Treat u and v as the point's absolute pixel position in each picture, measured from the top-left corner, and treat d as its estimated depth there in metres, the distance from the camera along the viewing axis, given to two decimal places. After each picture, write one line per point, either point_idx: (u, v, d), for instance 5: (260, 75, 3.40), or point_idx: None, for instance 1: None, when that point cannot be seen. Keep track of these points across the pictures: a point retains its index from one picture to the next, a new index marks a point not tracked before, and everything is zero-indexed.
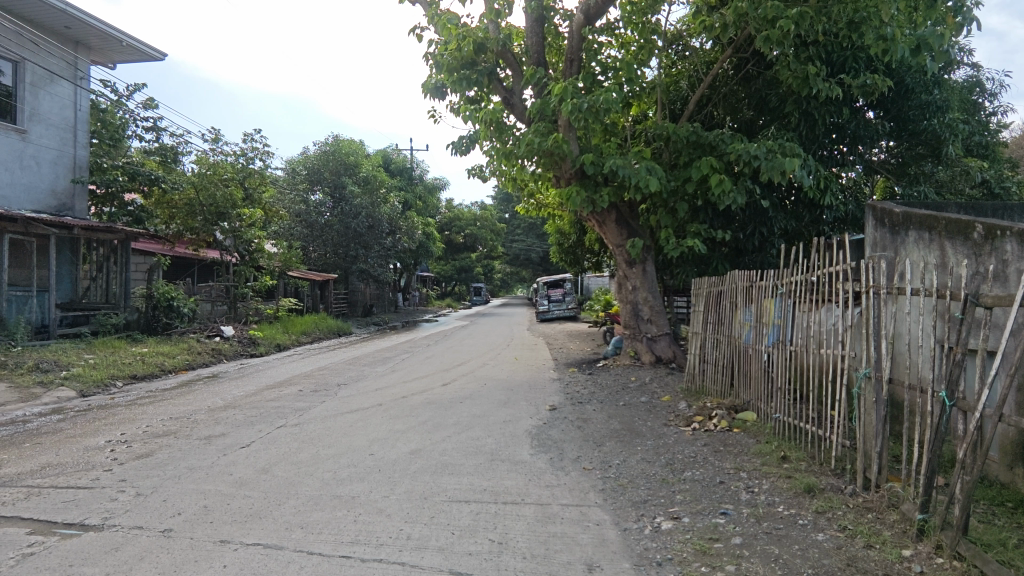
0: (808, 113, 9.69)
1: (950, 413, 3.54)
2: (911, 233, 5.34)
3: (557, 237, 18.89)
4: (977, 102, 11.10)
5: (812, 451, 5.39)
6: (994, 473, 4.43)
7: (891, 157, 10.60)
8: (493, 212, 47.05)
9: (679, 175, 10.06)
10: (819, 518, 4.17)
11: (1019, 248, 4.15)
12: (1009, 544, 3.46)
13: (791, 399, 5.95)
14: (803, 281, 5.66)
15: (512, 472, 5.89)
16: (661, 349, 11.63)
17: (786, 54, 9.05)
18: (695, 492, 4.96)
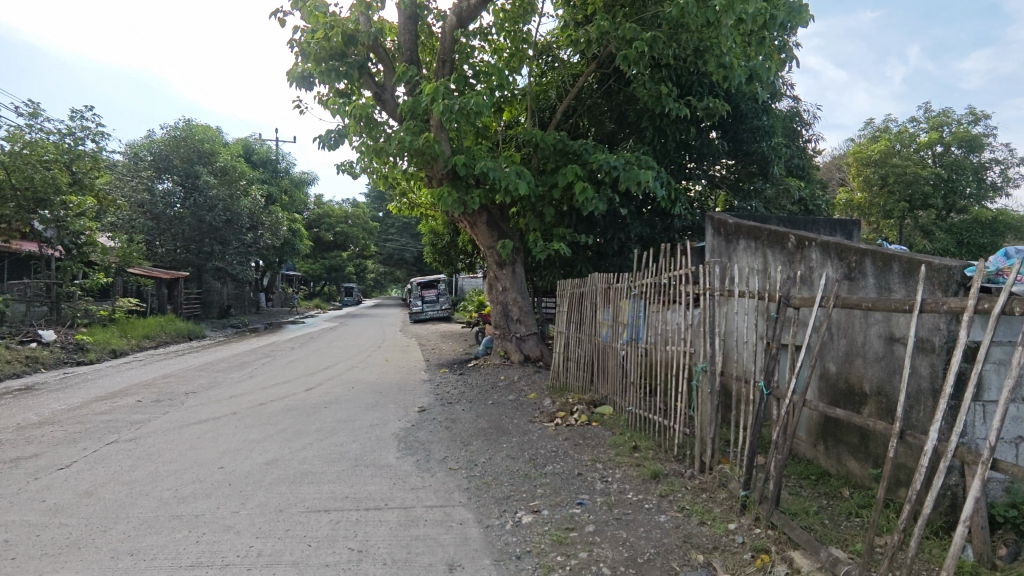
0: (661, 130, 10.54)
1: (767, 400, 4.03)
2: (741, 241, 6.04)
3: (430, 237, 18.79)
4: (797, 129, 12.76)
5: (658, 440, 5.88)
6: (802, 451, 5.14)
7: (729, 174, 11.88)
8: (365, 210, 45.61)
9: (547, 181, 10.46)
10: (662, 501, 4.55)
11: (822, 257, 4.84)
12: (810, 511, 4.02)
13: (642, 393, 6.43)
14: (653, 282, 6.16)
15: (376, 477, 5.74)
16: (529, 348, 11.97)
17: (642, 74, 9.78)
18: (554, 485, 5.17)
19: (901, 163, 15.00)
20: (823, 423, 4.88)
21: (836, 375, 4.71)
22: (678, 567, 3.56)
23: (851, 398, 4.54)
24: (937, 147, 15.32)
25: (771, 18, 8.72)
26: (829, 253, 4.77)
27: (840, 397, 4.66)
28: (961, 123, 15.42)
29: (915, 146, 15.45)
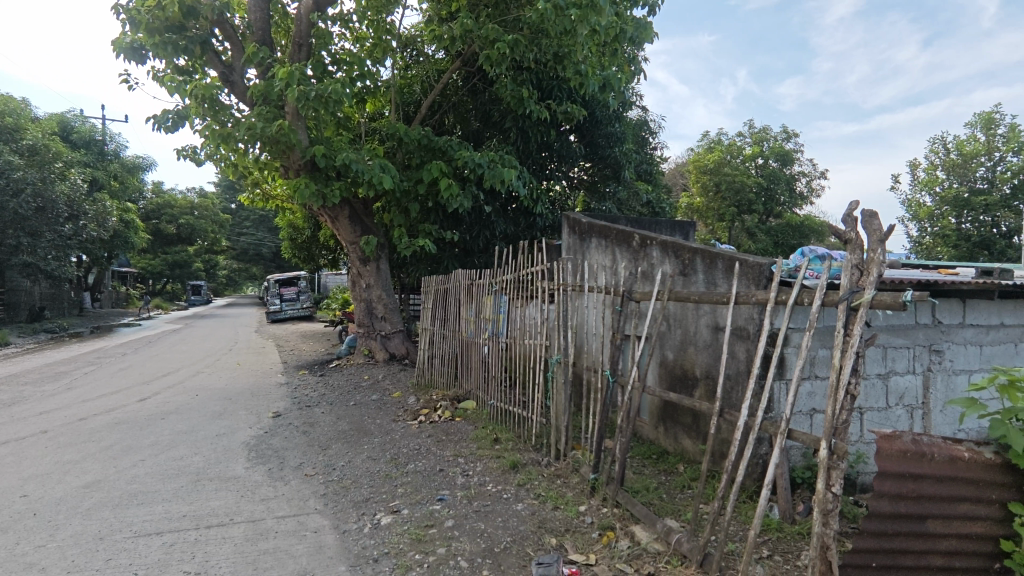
0: (523, 130, 10.87)
1: (613, 387, 4.33)
2: (593, 239, 6.43)
3: (288, 232, 17.67)
4: (646, 137, 13.83)
5: (518, 431, 6.08)
6: (645, 432, 5.61)
7: (586, 176, 12.57)
8: (213, 201, 41.67)
9: (412, 176, 10.31)
10: (519, 489, 4.71)
11: (661, 254, 5.30)
12: (650, 487, 4.39)
13: (503, 387, 6.60)
14: (512, 278, 6.33)
15: (221, 491, 5.28)
16: (395, 346, 11.72)
17: (504, 75, 9.99)
18: (415, 483, 5.13)
19: (731, 172, 16.88)
20: (662, 407, 5.37)
21: (673, 361, 5.19)
22: (532, 553, 3.70)
23: (685, 382, 5.03)
24: (759, 159, 17.43)
25: (622, 31, 9.43)
26: (667, 251, 5.23)
27: (677, 382, 5.14)
28: (777, 139, 17.69)
29: (742, 157, 17.46)
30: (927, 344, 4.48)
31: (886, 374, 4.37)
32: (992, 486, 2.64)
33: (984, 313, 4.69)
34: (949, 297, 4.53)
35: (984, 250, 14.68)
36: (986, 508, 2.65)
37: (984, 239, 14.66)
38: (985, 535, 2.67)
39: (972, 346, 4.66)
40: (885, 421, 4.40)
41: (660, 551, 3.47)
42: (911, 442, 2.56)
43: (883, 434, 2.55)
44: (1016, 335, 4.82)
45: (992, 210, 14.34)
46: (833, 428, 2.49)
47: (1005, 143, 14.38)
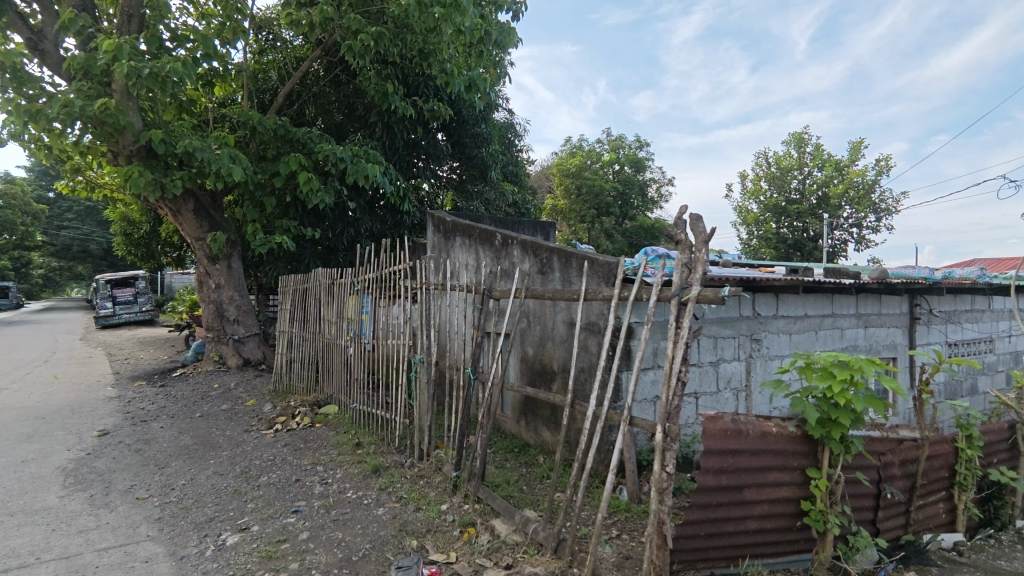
0: (388, 126, 10.61)
1: (474, 385, 4.38)
2: (457, 238, 6.48)
3: (121, 226, 15.65)
4: (512, 139, 14.13)
5: (381, 433, 5.93)
6: (508, 427, 5.77)
7: (454, 174, 12.61)
8: (23, 187, 35.65)
9: (267, 168, 9.60)
10: (381, 494, 4.59)
11: (521, 254, 5.47)
12: (510, 480, 4.51)
13: (367, 389, 6.41)
14: (374, 278, 6.14)
15: (26, 526, 4.52)
16: (250, 351, 10.86)
17: (367, 68, 9.64)
18: (268, 497, 4.78)
19: (591, 176, 17.94)
20: (523, 402, 5.56)
21: (533, 357, 5.39)
22: (392, 557, 3.61)
23: (544, 376, 5.24)
24: (615, 165, 18.60)
25: (486, 34, 9.59)
26: (526, 251, 5.41)
27: (536, 377, 5.35)
28: (631, 147, 19.05)
29: (600, 163, 18.54)
30: (748, 334, 5.09)
31: (716, 361, 4.89)
32: (794, 454, 3.05)
33: (792, 306, 5.42)
34: (765, 291, 5.17)
35: (797, 251, 17.03)
36: (790, 475, 3.06)
37: (797, 242, 17.00)
38: (789, 498, 3.07)
39: (783, 335, 5.36)
40: (715, 403, 4.92)
41: (518, 542, 3.56)
42: (731, 422, 2.89)
43: (709, 415, 2.84)
44: (816, 324, 5.63)
45: (802, 217, 16.70)
46: (668, 412, 2.71)
47: (812, 160, 16.79)
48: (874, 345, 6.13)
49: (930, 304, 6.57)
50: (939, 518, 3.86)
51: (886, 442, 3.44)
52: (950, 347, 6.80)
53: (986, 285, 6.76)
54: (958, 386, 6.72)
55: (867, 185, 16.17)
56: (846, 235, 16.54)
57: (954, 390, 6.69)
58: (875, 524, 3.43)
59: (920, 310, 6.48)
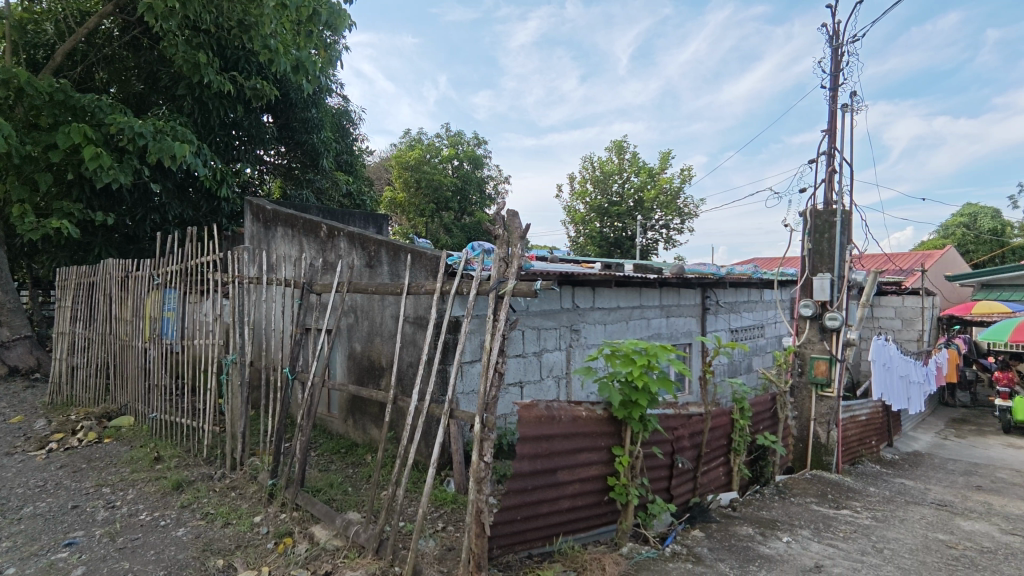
0: (201, 101, 9.46)
1: (293, 385, 4.10)
2: (279, 228, 6.03)
3: None
4: (348, 127, 13.30)
5: (187, 445, 5.31)
6: (336, 426, 5.54)
7: (281, 160, 11.77)
8: None
9: (40, 138, 8.01)
10: (182, 512, 4.10)
11: (348, 246, 5.25)
12: (334, 483, 4.30)
13: (169, 395, 5.70)
14: (178, 270, 5.45)
15: None
16: (17, 357, 9.03)
17: (174, 33, 8.48)
18: (32, 531, 4.00)
19: (430, 170, 17.76)
20: (351, 400, 5.37)
21: (361, 353, 5.23)
22: None
23: (372, 372, 5.09)
24: (454, 161, 18.53)
25: (315, 13, 8.77)
26: (353, 243, 5.21)
27: (364, 373, 5.19)
28: (470, 145, 19.15)
29: (439, 158, 18.35)
30: (568, 325, 5.43)
31: (539, 352, 5.16)
32: (601, 435, 3.33)
33: (607, 299, 5.91)
34: (583, 285, 5.56)
35: (617, 249, 18.70)
36: (598, 454, 3.33)
37: (618, 241, 18.64)
38: (597, 475, 3.34)
39: (599, 325, 5.82)
40: (538, 391, 5.19)
41: (339, 547, 3.41)
42: (545, 408, 3.06)
43: (524, 404, 2.97)
44: (627, 315, 6.20)
45: (622, 218, 18.36)
46: (486, 403, 2.78)
47: (630, 166, 18.40)
48: (674, 332, 6.93)
49: (717, 296, 7.61)
50: (719, 480, 4.49)
51: (677, 417, 3.92)
52: (731, 333, 7.95)
53: (759, 280, 8.01)
54: (737, 367, 7.89)
55: (674, 191, 18.21)
56: (657, 235, 18.48)
57: (733, 370, 7.84)
58: (669, 491, 3.87)
59: (710, 301, 7.48)
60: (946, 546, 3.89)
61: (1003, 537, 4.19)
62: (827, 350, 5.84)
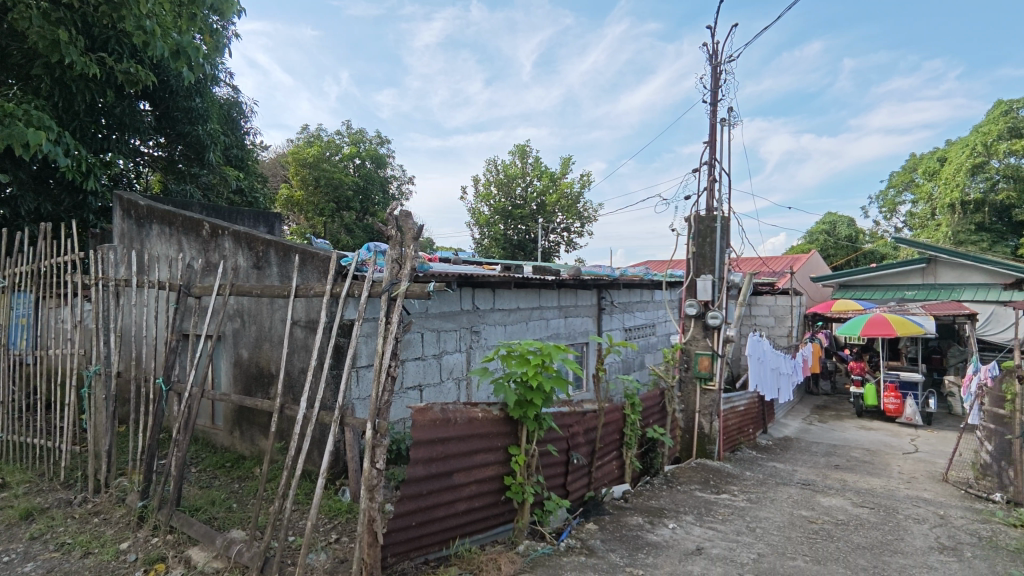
0: (61, 83, 8.41)
1: (167, 397, 3.76)
2: (154, 226, 5.53)
3: None
4: (238, 119, 12.44)
5: (40, 468, 4.72)
6: (220, 439, 5.17)
7: (161, 152, 10.87)
8: None
9: None
10: (32, 545, 3.63)
11: (233, 246, 4.92)
12: (216, 501, 4.00)
13: (18, 413, 5.03)
14: (29, 271, 4.82)
15: None
16: None
17: (27, 4, 7.40)
18: None
19: (330, 168, 16.88)
20: (237, 410, 5.03)
21: (248, 360, 4.91)
22: None
23: (261, 380, 4.80)
24: (356, 160, 17.66)
25: None
26: (239, 243, 4.89)
27: (252, 382, 4.88)
28: (371, 145, 18.42)
29: (340, 155, 17.53)
30: (468, 327, 5.43)
31: (439, 354, 5.11)
32: (498, 435, 3.36)
33: (506, 300, 5.98)
34: (484, 286, 5.59)
35: (521, 251, 19.05)
36: (494, 454, 3.36)
37: (521, 243, 18.99)
38: (494, 475, 3.36)
39: (499, 326, 5.87)
40: (438, 394, 5.14)
41: (219, 569, 3.17)
42: (440, 411, 3.04)
43: (418, 407, 2.93)
44: (526, 315, 6.31)
45: (525, 221, 18.69)
46: (377, 408, 2.71)
47: (532, 170, 18.71)
48: (572, 332, 7.15)
49: (612, 297, 7.95)
50: (612, 474, 4.68)
51: (572, 415, 4.05)
52: (625, 332, 8.33)
53: (650, 282, 8.46)
54: (630, 364, 8.30)
55: (574, 196, 18.84)
56: (558, 237, 19.03)
57: (627, 366, 8.23)
58: (565, 486, 3.98)
59: (605, 301, 7.79)
60: (808, 521, 4.30)
61: (855, 510, 4.71)
62: (709, 346, 6.28)
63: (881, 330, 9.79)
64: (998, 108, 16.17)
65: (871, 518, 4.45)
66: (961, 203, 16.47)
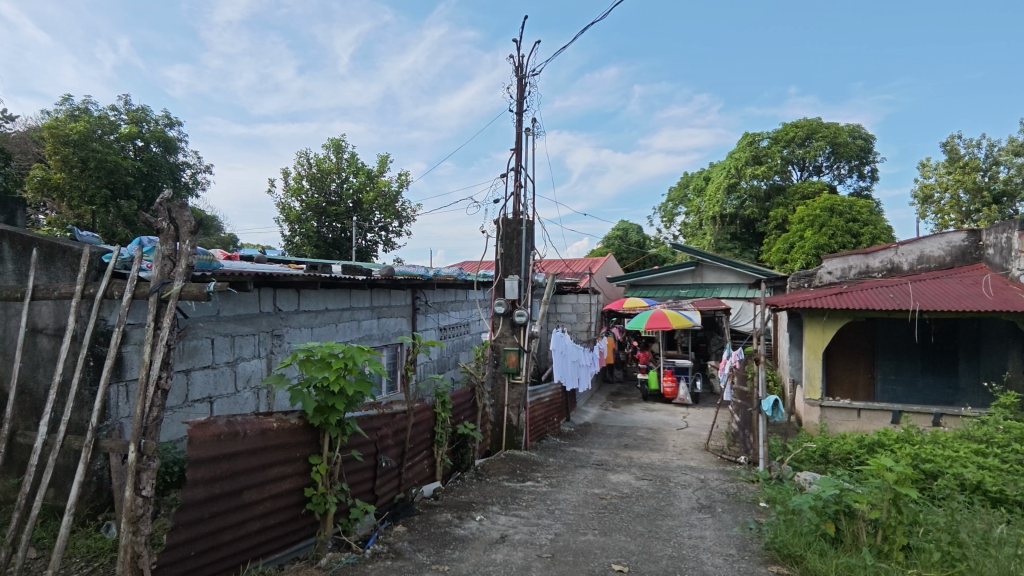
0: None
1: None
2: None
3: None
4: None
5: None
6: None
7: None
8: None
9: None
10: None
11: None
12: None
13: None
14: None
15: None
16: None
17: None
18: None
19: (102, 148, 12.59)
20: None
21: None
22: None
23: None
24: (137, 142, 13.65)
25: None
26: None
27: None
28: (158, 124, 14.38)
29: (115, 135, 13.47)
30: (269, 331, 5.02)
31: (233, 361, 4.62)
32: (296, 445, 3.16)
33: (312, 301, 5.63)
34: (286, 287, 5.21)
35: (336, 250, 18.22)
36: (292, 466, 3.14)
37: (336, 241, 18.15)
38: (292, 489, 3.15)
39: (305, 329, 5.51)
40: (232, 405, 4.65)
41: None
42: (225, 425, 2.75)
43: (197, 423, 2.63)
44: (335, 317, 6.03)
45: (340, 218, 17.84)
46: (143, 427, 2.38)
47: (348, 166, 17.91)
48: (385, 333, 6.99)
49: (426, 297, 7.95)
50: (423, 473, 4.67)
51: (380, 418, 3.98)
52: (439, 332, 8.40)
53: (463, 282, 8.65)
54: (444, 363, 8.39)
55: (392, 195, 18.53)
56: (376, 237, 18.51)
57: (441, 365, 8.32)
58: (373, 492, 3.87)
59: (419, 302, 7.77)
60: (599, 498, 4.76)
61: (636, 483, 5.35)
62: (516, 342, 6.62)
63: (660, 324, 11.27)
64: (745, 139, 19.61)
65: (649, 489, 5.08)
66: (720, 215, 19.64)
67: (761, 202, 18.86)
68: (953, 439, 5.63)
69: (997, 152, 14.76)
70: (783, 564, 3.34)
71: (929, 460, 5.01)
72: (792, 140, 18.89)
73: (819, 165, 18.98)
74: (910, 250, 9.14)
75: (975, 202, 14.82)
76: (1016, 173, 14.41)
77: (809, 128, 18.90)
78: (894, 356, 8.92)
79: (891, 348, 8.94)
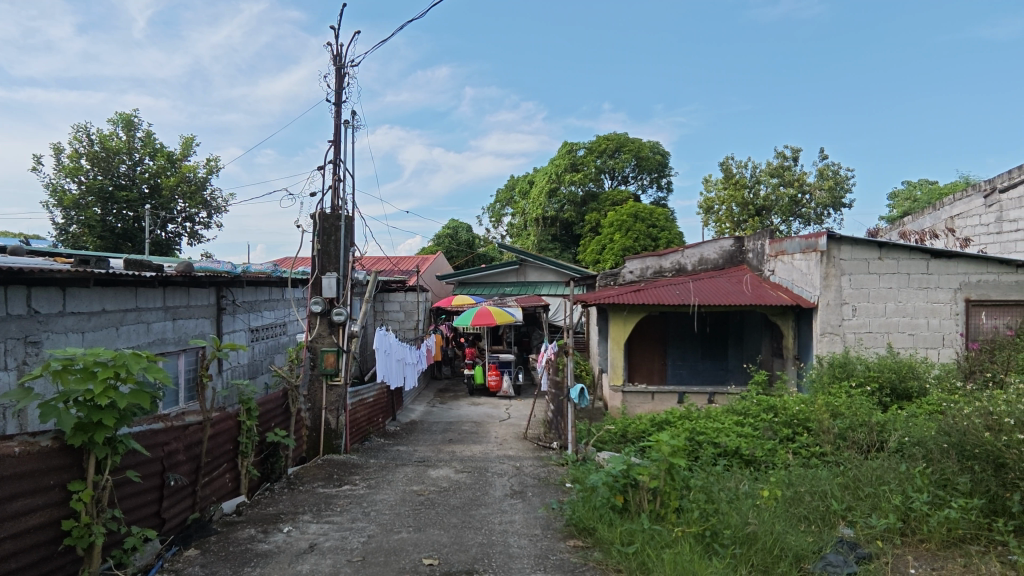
0: None
1: None
2: None
3: None
4: None
5: None
6: None
7: None
8: None
9: None
10: None
11: None
12: None
13: None
14: None
15: None
16: None
17: None
18: None
19: None
20: None
21: None
22: None
23: None
24: None
25: None
26: None
27: None
28: None
29: None
30: (20, 337, 4.18)
31: None
32: (49, 472, 2.69)
33: (82, 301, 4.82)
34: (45, 285, 4.40)
35: (127, 242, 15.78)
36: (43, 497, 2.66)
37: (126, 232, 15.72)
38: (45, 523, 2.67)
39: (72, 334, 4.69)
40: None
41: None
42: None
43: None
44: (116, 320, 5.23)
45: (131, 206, 15.46)
46: None
47: (142, 147, 15.61)
48: (181, 336, 6.24)
49: (234, 296, 7.26)
50: (224, 488, 4.26)
51: (167, 432, 3.55)
52: (250, 333, 7.72)
53: (277, 280, 8.06)
54: (254, 367, 7.73)
55: (198, 181, 16.57)
56: (179, 228, 16.42)
57: (252, 369, 7.66)
58: (159, 516, 3.44)
59: (226, 301, 7.07)
60: (416, 495, 4.78)
61: (455, 476, 5.47)
62: (334, 342, 6.38)
63: (486, 320, 11.63)
64: (564, 147, 21.09)
65: (466, 480, 5.24)
66: (542, 217, 20.87)
67: (578, 207, 20.44)
68: (721, 413, 6.67)
69: (759, 173, 17.74)
70: (579, 538, 3.69)
71: (701, 432, 5.88)
72: (604, 151, 20.76)
73: (626, 176, 21.10)
74: (693, 254, 10.60)
75: (743, 214, 17.72)
76: (772, 192, 17.48)
77: (617, 141, 20.88)
78: (681, 344, 10.29)
79: (679, 338, 10.30)
